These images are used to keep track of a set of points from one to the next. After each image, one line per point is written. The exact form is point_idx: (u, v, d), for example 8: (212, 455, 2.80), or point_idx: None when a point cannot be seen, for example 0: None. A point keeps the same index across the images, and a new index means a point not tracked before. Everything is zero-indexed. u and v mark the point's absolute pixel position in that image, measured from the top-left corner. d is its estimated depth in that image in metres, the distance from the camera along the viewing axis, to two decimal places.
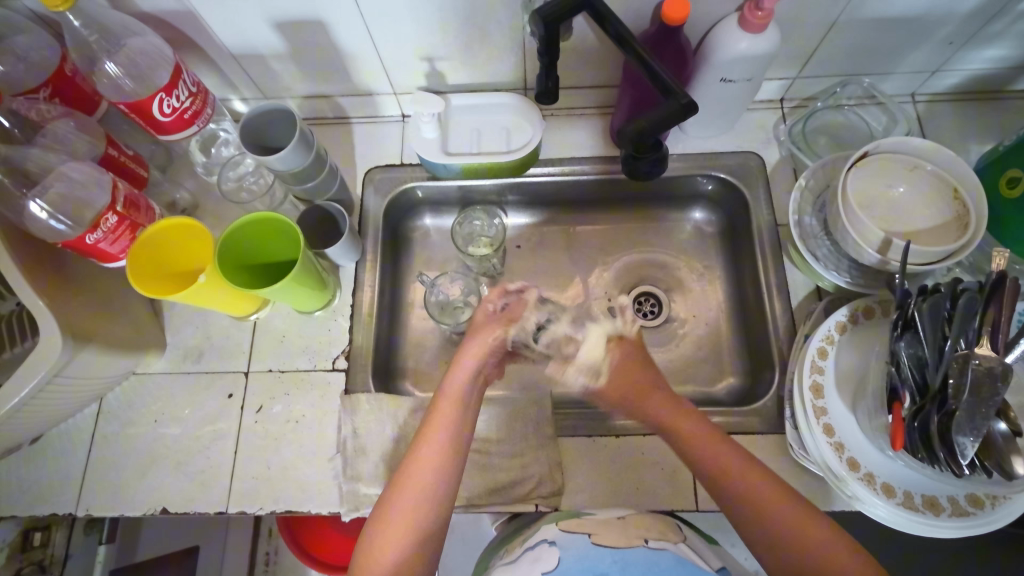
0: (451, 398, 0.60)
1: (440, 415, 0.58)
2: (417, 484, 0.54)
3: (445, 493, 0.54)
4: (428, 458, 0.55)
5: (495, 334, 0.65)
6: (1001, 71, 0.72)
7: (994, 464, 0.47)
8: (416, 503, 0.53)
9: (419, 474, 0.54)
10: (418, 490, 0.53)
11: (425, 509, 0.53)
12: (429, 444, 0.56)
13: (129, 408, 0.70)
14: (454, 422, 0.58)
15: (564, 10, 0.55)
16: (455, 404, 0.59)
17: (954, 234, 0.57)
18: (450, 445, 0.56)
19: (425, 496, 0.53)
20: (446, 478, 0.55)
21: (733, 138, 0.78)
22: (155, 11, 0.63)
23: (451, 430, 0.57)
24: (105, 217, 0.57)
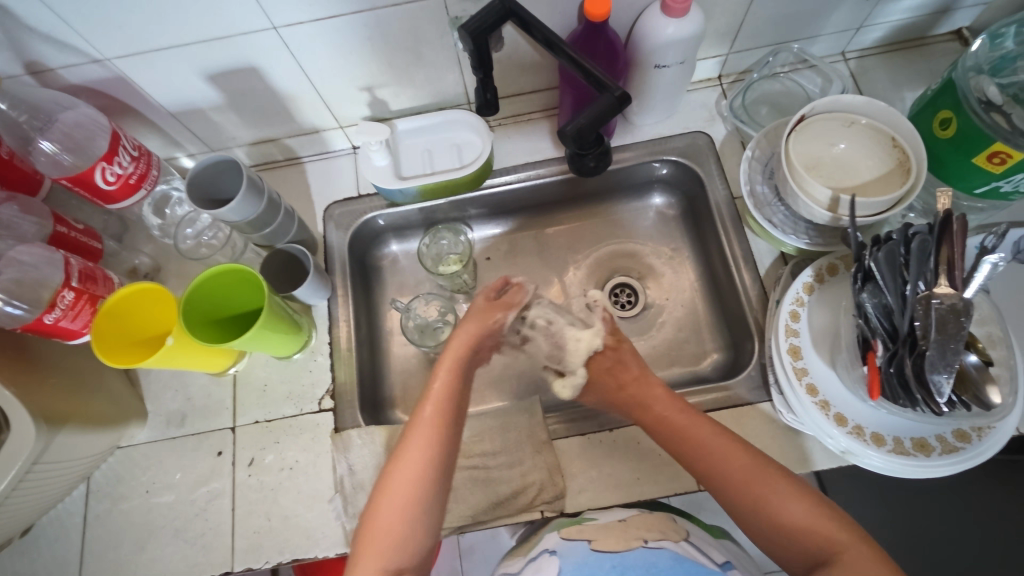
0: (446, 369, 0.58)
1: (435, 391, 0.56)
2: (419, 455, 0.51)
3: (446, 462, 0.52)
4: (425, 432, 0.53)
5: (494, 317, 0.63)
6: (921, 19, 0.75)
7: (972, 397, 0.48)
8: (417, 474, 0.51)
9: (416, 446, 0.52)
10: (415, 463, 0.51)
11: (427, 478, 0.51)
12: (425, 419, 0.54)
13: (118, 483, 0.68)
14: (450, 395, 0.56)
15: (488, 23, 0.56)
16: (450, 375, 0.58)
17: (900, 179, 0.58)
18: (446, 418, 0.54)
19: (426, 467, 0.51)
20: (443, 450, 0.52)
21: (679, 120, 0.79)
22: (84, 81, 0.63)
23: (448, 401, 0.55)
24: (61, 294, 0.57)
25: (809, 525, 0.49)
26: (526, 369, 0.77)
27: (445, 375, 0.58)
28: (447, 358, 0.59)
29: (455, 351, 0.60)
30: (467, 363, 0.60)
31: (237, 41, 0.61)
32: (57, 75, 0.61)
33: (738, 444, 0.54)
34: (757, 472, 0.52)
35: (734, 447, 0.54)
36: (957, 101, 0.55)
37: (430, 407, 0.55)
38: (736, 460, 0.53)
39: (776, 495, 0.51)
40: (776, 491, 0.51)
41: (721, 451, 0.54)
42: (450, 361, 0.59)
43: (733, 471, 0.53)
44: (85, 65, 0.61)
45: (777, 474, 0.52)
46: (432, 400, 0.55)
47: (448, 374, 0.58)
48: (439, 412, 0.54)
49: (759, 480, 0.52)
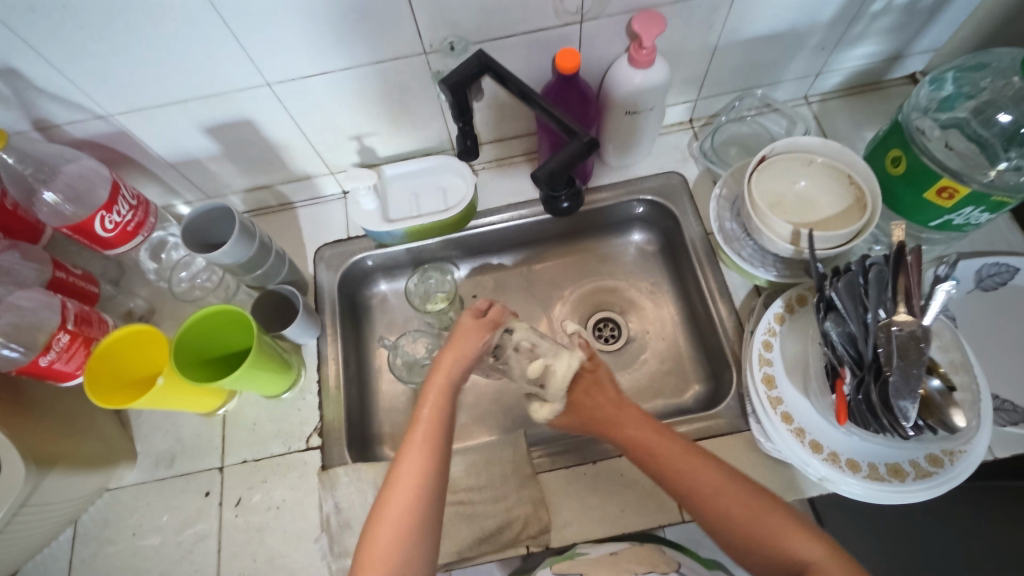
0: (437, 391, 0.58)
1: (423, 416, 0.56)
2: (409, 482, 0.52)
3: (438, 487, 0.53)
4: (415, 457, 0.53)
5: (484, 338, 0.61)
6: (875, 65, 0.80)
7: (938, 420, 0.50)
8: (409, 502, 0.51)
9: (407, 472, 0.52)
10: (408, 489, 0.51)
11: (421, 505, 0.51)
12: (414, 444, 0.54)
13: (105, 526, 0.68)
14: (439, 420, 0.56)
15: (467, 77, 0.60)
16: (441, 398, 0.58)
17: (857, 215, 0.61)
18: (436, 444, 0.54)
19: (419, 494, 0.51)
20: (434, 475, 0.53)
21: (653, 162, 0.83)
22: (88, 136, 0.67)
23: (437, 427, 0.55)
24: (57, 337, 0.59)
25: (785, 536, 0.50)
26: (513, 404, 0.78)
27: (434, 398, 0.57)
28: (438, 380, 0.58)
29: (445, 376, 0.59)
30: (458, 384, 0.59)
31: (232, 96, 0.65)
32: (62, 130, 0.65)
33: (713, 462, 0.55)
34: (732, 486, 0.53)
35: (708, 464, 0.55)
36: (905, 141, 0.59)
37: (419, 433, 0.55)
38: (713, 479, 0.54)
39: (753, 509, 0.52)
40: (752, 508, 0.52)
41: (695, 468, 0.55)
42: (443, 383, 0.58)
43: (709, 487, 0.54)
44: (89, 121, 0.65)
45: (752, 491, 0.53)
46: (421, 424, 0.56)
47: (438, 398, 0.57)
48: (427, 439, 0.54)
49: (733, 494, 0.53)
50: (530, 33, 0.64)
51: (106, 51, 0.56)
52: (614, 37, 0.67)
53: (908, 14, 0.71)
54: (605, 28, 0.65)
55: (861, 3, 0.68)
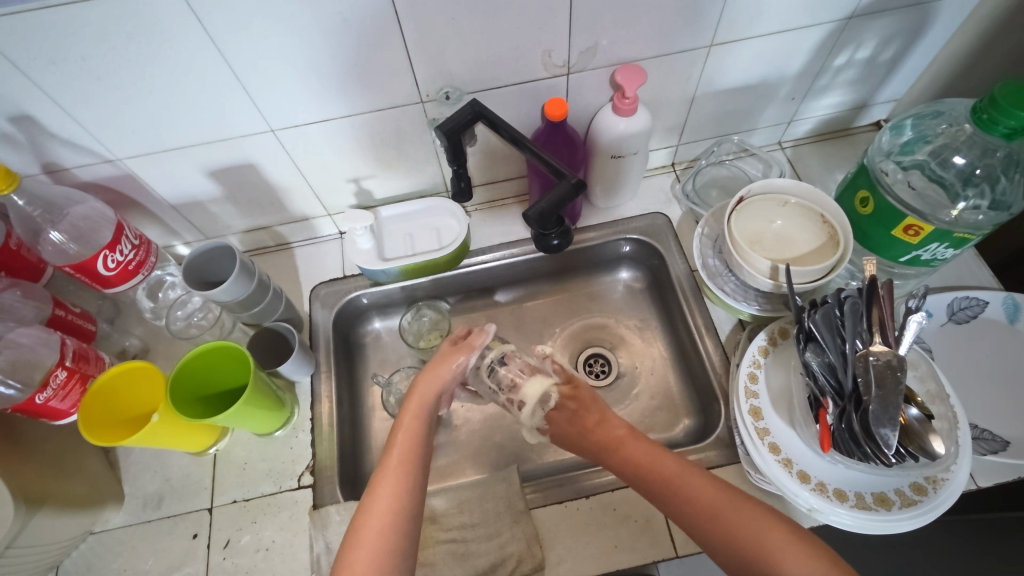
0: (414, 414, 0.60)
1: (401, 436, 0.58)
2: (386, 501, 0.52)
3: (413, 507, 0.53)
4: (392, 475, 0.54)
5: (459, 359, 0.64)
6: (842, 114, 0.86)
7: (918, 447, 0.51)
8: (387, 520, 0.51)
9: (384, 492, 0.52)
10: (384, 507, 0.51)
11: (396, 526, 0.50)
12: (394, 461, 0.55)
13: (88, 572, 0.67)
14: (416, 440, 0.58)
15: (462, 124, 0.64)
16: (417, 419, 0.60)
17: (831, 251, 0.64)
18: (411, 463, 0.55)
19: (395, 512, 0.51)
20: (409, 497, 0.53)
21: (639, 203, 0.87)
22: (95, 178, 0.69)
23: (413, 447, 0.57)
24: (54, 374, 0.59)
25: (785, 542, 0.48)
26: (506, 441, 0.79)
27: (413, 418, 0.60)
28: (414, 401, 0.61)
29: (420, 398, 0.62)
30: (433, 407, 0.62)
31: (237, 141, 0.68)
32: (71, 173, 0.68)
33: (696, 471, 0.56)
34: (727, 497, 0.53)
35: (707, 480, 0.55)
36: (871, 182, 0.64)
37: (397, 450, 0.56)
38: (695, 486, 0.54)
39: (738, 512, 0.52)
40: (736, 512, 0.52)
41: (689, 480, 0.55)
42: (416, 406, 0.61)
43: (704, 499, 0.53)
44: (98, 165, 0.67)
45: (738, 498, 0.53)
46: (399, 444, 0.57)
47: (415, 417, 0.60)
48: (403, 459, 0.55)
49: (730, 505, 0.52)
50: (520, 84, 0.69)
51: (119, 100, 0.60)
52: (598, 89, 0.72)
53: (869, 67, 0.77)
54: (590, 79, 0.70)
55: (826, 58, 0.74)
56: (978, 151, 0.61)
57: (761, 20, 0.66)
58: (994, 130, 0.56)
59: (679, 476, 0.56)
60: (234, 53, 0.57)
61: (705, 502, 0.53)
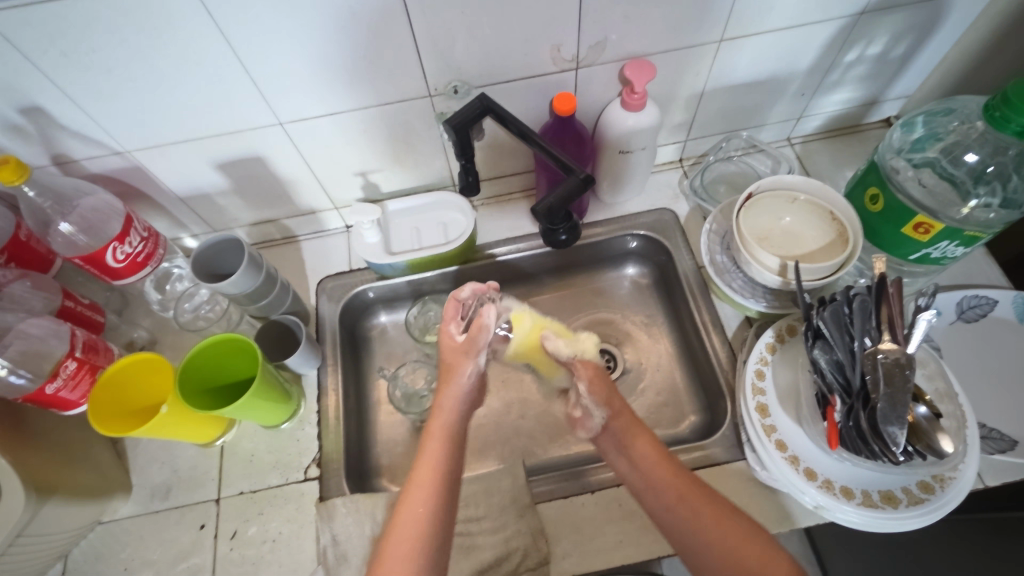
0: (437, 438, 0.58)
1: (426, 457, 0.56)
2: (410, 522, 0.51)
3: (439, 530, 0.52)
4: (415, 501, 0.53)
5: (465, 370, 0.62)
6: (853, 110, 0.86)
7: (926, 446, 0.51)
8: (411, 543, 0.50)
9: (407, 515, 0.52)
10: (409, 536, 0.51)
11: (420, 551, 0.50)
12: (417, 484, 0.54)
13: (96, 561, 0.67)
14: (441, 463, 0.56)
15: (470, 118, 0.64)
16: (440, 442, 0.58)
17: (840, 248, 0.64)
18: (439, 487, 0.54)
19: (419, 541, 0.51)
20: (433, 519, 0.52)
21: (646, 199, 0.87)
22: (103, 170, 0.70)
23: (439, 470, 0.55)
24: (65, 364, 0.60)
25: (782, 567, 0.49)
26: (511, 435, 0.79)
27: (435, 442, 0.58)
28: (438, 421, 0.60)
29: (441, 419, 0.60)
30: (456, 428, 0.60)
31: (245, 134, 0.68)
32: (79, 165, 0.68)
33: (692, 484, 0.56)
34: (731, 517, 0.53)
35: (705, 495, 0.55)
36: (882, 179, 0.63)
37: (422, 471, 0.55)
38: (694, 502, 0.54)
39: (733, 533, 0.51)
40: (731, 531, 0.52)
41: (694, 497, 0.55)
42: (438, 429, 0.59)
43: (710, 520, 0.53)
44: (107, 156, 0.68)
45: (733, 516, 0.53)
46: (423, 466, 0.56)
47: (436, 441, 0.58)
48: (429, 480, 0.54)
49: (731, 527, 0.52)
50: (529, 78, 0.69)
51: (129, 91, 0.60)
52: (607, 83, 0.72)
53: (880, 63, 0.76)
54: (599, 74, 0.70)
55: (836, 54, 0.73)
56: (990, 148, 0.60)
57: (772, 14, 0.65)
58: (1006, 127, 0.55)
59: (675, 486, 0.56)
60: (245, 47, 0.57)
61: (710, 522, 0.52)
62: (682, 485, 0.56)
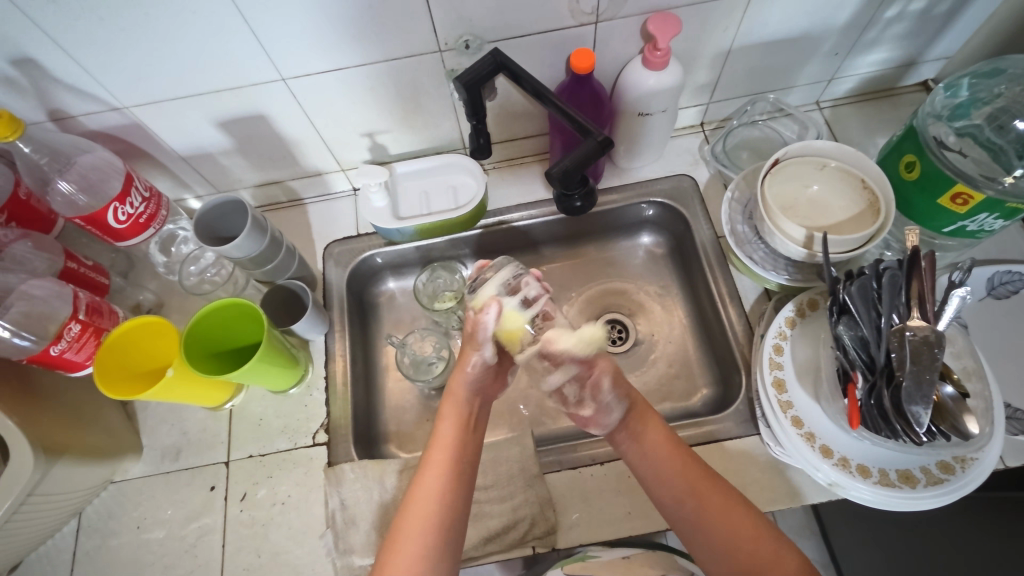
0: (450, 420, 0.60)
1: (440, 439, 0.58)
2: (425, 503, 0.53)
3: (456, 511, 0.54)
4: (431, 483, 0.55)
5: (471, 361, 0.59)
6: (887, 72, 0.81)
7: (950, 426, 0.49)
8: (426, 523, 0.52)
9: (422, 496, 0.54)
10: (423, 515, 0.52)
11: (435, 531, 0.52)
12: (433, 467, 0.56)
13: (109, 518, 0.68)
14: (454, 445, 0.58)
15: (481, 75, 0.60)
16: (454, 427, 0.59)
17: (871, 219, 0.61)
18: (454, 469, 0.56)
19: (432, 520, 0.52)
20: (450, 501, 0.54)
21: (664, 165, 0.83)
22: (101, 127, 0.67)
23: (455, 453, 0.57)
24: (68, 327, 0.59)
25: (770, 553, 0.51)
26: (520, 405, 0.78)
27: (450, 424, 0.59)
28: (450, 407, 0.61)
29: (456, 402, 0.61)
30: (470, 413, 0.61)
31: (246, 91, 0.65)
32: (76, 121, 0.65)
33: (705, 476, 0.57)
34: (728, 504, 0.55)
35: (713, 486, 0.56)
36: (919, 146, 0.59)
37: (439, 453, 0.57)
38: (705, 495, 0.55)
39: (740, 524, 0.53)
40: (740, 523, 0.53)
41: (695, 485, 0.56)
42: (452, 412, 0.60)
43: (709, 508, 0.54)
44: (104, 112, 0.65)
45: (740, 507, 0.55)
46: (439, 447, 0.57)
47: (452, 424, 0.59)
48: (444, 463, 0.56)
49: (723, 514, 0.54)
50: (544, 33, 0.65)
51: (123, 43, 0.57)
52: (627, 39, 0.67)
53: (922, 21, 0.71)
54: (619, 29, 0.66)
55: (876, 9, 0.68)
56: None
57: None
58: None
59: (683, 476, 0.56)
60: None
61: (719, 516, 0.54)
62: (681, 472, 0.57)
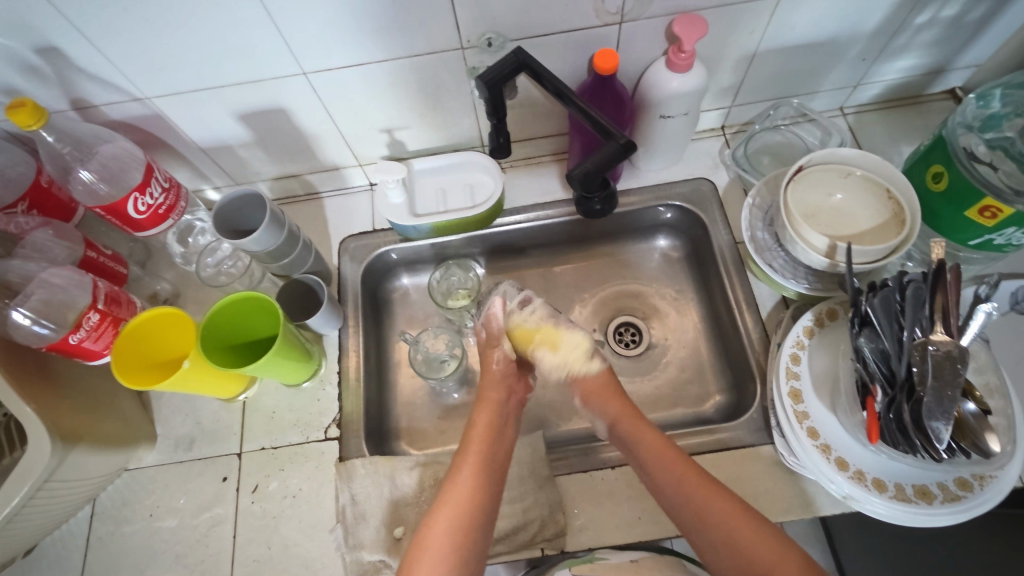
0: (480, 433, 0.64)
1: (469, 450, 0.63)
2: (452, 509, 0.57)
3: (482, 517, 0.58)
4: (459, 492, 0.59)
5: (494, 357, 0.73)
6: (915, 79, 0.79)
7: (971, 444, 0.48)
8: (451, 527, 0.56)
9: (449, 503, 0.58)
10: (450, 522, 0.56)
11: (459, 536, 0.56)
12: (462, 477, 0.60)
13: (123, 506, 0.69)
14: (482, 457, 0.62)
15: (503, 74, 0.60)
16: (483, 440, 0.64)
17: (894, 230, 0.60)
18: (481, 478, 0.60)
19: (458, 526, 0.56)
20: (476, 508, 0.58)
21: (683, 167, 0.83)
22: (123, 117, 0.67)
23: (483, 463, 0.61)
24: (87, 316, 0.59)
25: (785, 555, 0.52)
26: (531, 405, 0.78)
27: (479, 438, 0.64)
28: (482, 418, 0.67)
29: (488, 415, 0.67)
30: (500, 426, 0.66)
31: (268, 84, 0.65)
32: (98, 110, 0.66)
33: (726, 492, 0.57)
34: (749, 517, 0.55)
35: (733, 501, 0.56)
36: (947, 157, 0.58)
37: (468, 463, 0.61)
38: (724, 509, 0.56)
39: (759, 538, 0.54)
40: (760, 538, 0.54)
41: (714, 499, 0.56)
42: (483, 426, 0.65)
43: (728, 521, 0.55)
44: (126, 103, 0.65)
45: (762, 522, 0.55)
46: (469, 458, 0.62)
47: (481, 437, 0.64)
48: (473, 473, 0.60)
49: (736, 517, 0.55)
50: (567, 32, 0.64)
51: (148, 34, 0.57)
52: (651, 40, 0.67)
53: (953, 28, 0.69)
54: (644, 30, 0.65)
55: (906, 15, 0.67)
56: None
57: None
58: None
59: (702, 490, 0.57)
60: None
61: (739, 530, 0.54)
62: (698, 484, 0.57)
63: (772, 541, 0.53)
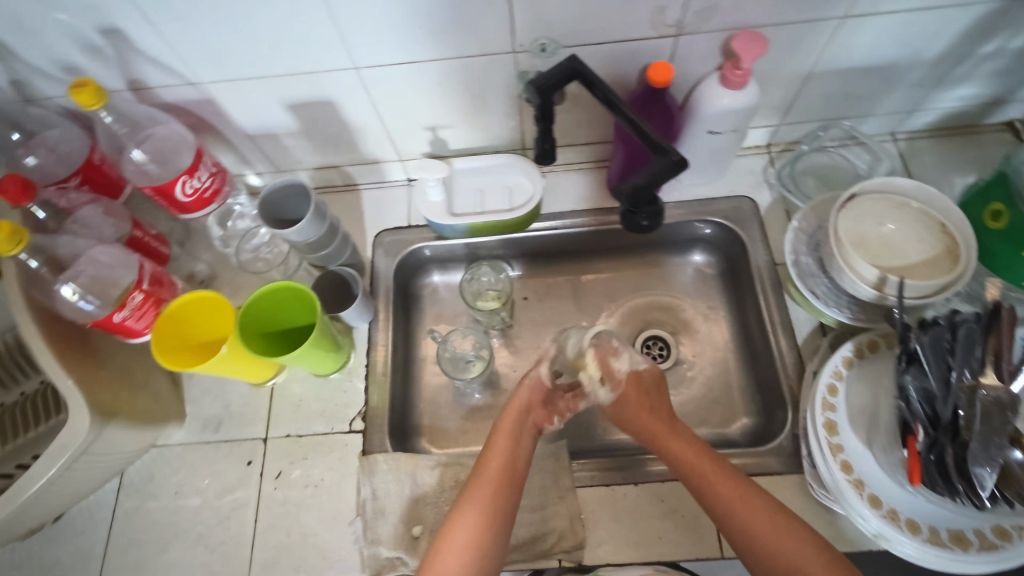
0: (505, 429, 0.64)
1: (494, 448, 0.63)
2: (475, 507, 0.58)
3: (505, 516, 0.58)
4: (481, 490, 0.59)
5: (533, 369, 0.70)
6: (974, 108, 0.77)
7: (1016, 493, 0.47)
8: (472, 524, 0.56)
9: (472, 501, 0.58)
10: (471, 519, 0.57)
11: (481, 534, 0.56)
12: (486, 476, 0.60)
13: (149, 481, 0.70)
14: (507, 454, 0.62)
15: (559, 80, 0.60)
16: (509, 438, 0.64)
17: (947, 266, 0.59)
18: (504, 477, 0.61)
19: (479, 524, 0.57)
20: (499, 507, 0.58)
21: (726, 183, 0.81)
22: (176, 100, 0.68)
23: (506, 462, 0.62)
24: (132, 295, 0.60)
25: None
26: None
27: (504, 435, 0.64)
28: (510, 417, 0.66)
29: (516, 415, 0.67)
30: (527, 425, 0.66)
31: (319, 77, 0.66)
32: (153, 92, 0.66)
33: (761, 499, 0.56)
34: (784, 526, 0.54)
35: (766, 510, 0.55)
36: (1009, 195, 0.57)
37: (494, 462, 0.62)
38: (756, 518, 0.54)
39: (794, 548, 0.52)
40: (794, 547, 0.52)
41: (745, 507, 0.55)
42: (508, 423, 0.65)
43: (760, 531, 0.54)
44: (180, 86, 0.66)
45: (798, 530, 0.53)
46: (494, 455, 0.62)
47: (506, 434, 0.64)
48: (496, 472, 0.61)
49: (767, 530, 0.54)
50: (622, 42, 0.63)
51: (208, 22, 0.57)
52: (706, 55, 0.66)
53: (1020, 59, 0.67)
54: (700, 44, 0.64)
55: (972, 44, 0.65)
56: None
57: None
58: None
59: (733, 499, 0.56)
60: None
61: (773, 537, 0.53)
62: (730, 493, 0.56)
63: (806, 555, 0.52)
